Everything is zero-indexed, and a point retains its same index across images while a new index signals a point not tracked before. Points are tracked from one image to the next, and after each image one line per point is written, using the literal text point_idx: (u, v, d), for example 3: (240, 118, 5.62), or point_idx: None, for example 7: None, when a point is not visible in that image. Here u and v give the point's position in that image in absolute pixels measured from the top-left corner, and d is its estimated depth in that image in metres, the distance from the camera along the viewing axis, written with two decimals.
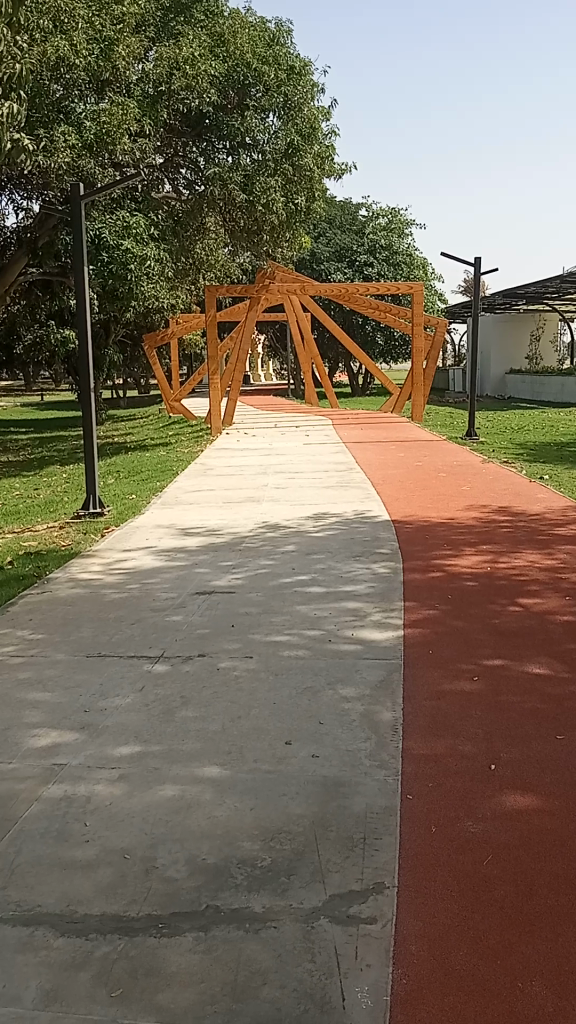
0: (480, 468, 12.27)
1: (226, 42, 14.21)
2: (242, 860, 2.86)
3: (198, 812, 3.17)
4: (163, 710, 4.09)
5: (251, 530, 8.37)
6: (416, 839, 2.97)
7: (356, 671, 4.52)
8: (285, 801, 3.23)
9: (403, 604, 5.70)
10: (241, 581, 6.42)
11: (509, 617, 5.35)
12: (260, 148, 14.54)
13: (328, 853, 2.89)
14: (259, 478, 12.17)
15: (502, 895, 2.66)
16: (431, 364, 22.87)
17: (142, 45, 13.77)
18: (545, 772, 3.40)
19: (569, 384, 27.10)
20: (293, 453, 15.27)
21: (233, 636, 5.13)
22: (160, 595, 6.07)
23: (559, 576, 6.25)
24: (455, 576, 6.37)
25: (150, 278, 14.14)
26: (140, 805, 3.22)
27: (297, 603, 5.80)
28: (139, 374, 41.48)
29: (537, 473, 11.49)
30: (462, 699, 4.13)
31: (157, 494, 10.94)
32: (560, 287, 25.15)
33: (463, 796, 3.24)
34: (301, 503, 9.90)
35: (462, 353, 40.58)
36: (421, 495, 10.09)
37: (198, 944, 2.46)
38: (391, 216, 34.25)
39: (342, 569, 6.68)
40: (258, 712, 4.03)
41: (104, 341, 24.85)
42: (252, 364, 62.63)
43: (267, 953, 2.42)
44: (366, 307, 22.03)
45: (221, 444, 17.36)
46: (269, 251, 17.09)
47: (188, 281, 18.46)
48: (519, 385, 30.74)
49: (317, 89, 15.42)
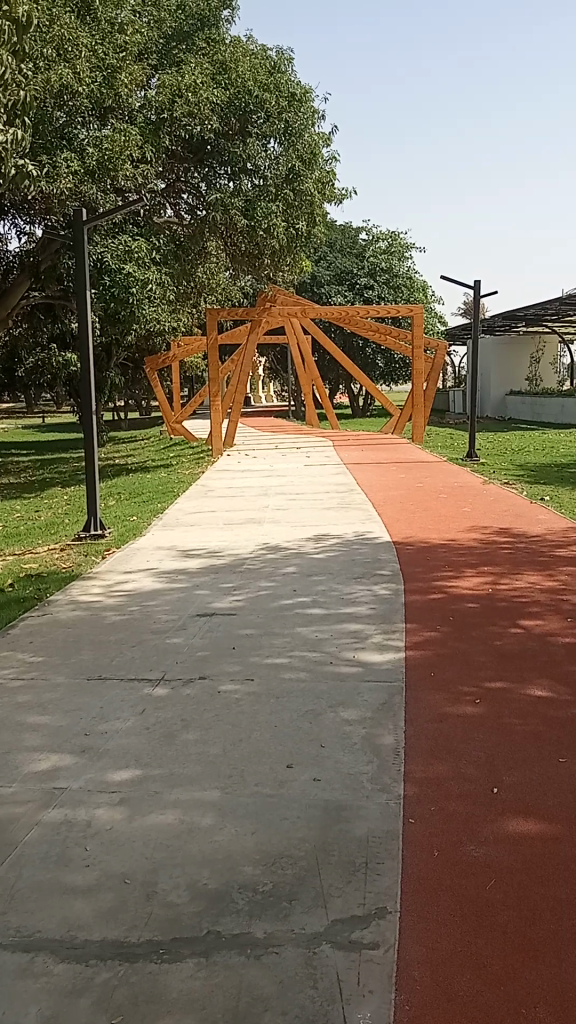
0: (481, 489, 12.34)
1: (227, 70, 14.31)
2: (244, 885, 2.84)
3: (198, 838, 3.15)
4: (164, 733, 4.08)
5: (252, 551, 8.39)
6: (419, 864, 2.95)
7: (358, 694, 4.51)
8: (287, 823, 3.22)
9: (404, 625, 5.72)
10: (241, 602, 6.43)
11: (509, 640, 5.34)
12: (261, 174, 14.76)
13: (330, 878, 2.88)
14: (260, 499, 12.20)
15: (506, 920, 2.64)
16: (432, 386, 23.01)
17: (144, 73, 13.99)
18: (548, 795, 3.40)
19: (568, 406, 27.21)
20: (293, 474, 15.31)
21: (234, 658, 5.14)
22: (160, 618, 6.07)
23: (560, 598, 6.25)
24: (456, 598, 6.38)
25: (152, 302, 14.25)
26: (140, 831, 3.20)
27: (297, 625, 5.80)
28: (139, 395, 41.83)
29: (538, 494, 11.48)
30: (464, 721, 4.12)
31: (157, 516, 10.95)
32: (560, 309, 25.42)
33: (465, 820, 3.22)
34: (300, 525, 9.89)
35: (462, 374, 40.85)
36: (422, 517, 10.07)
37: (199, 971, 2.45)
38: (391, 240, 34.56)
39: (343, 590, 6.69)
40: (259, 735, 4.02)
41: (105, 364, 25.32)
42: (252, 385, 62.72)
43: (269, 979, 2.40)
44: (367, 329, 22.07)
45: (224, 466, 17.51)
46: (270, 274, 17.23)
47: (189, 305, 18.60)
48: (519, 407, 30.87)
49: (318, 115, 15.62)
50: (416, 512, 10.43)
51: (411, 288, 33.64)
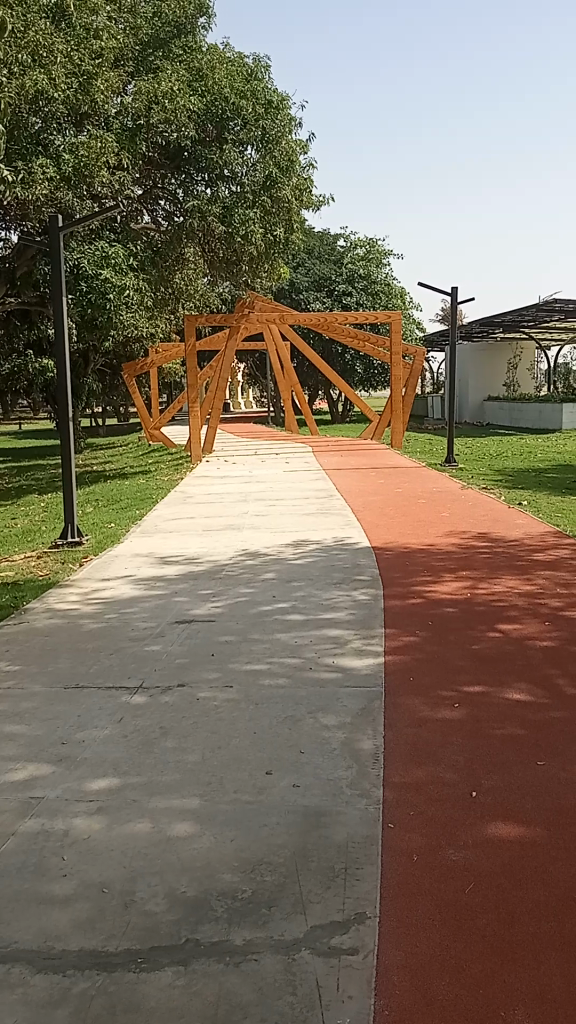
0: (458, 494, 12.39)
1: (204, 77, 14.39)
2: (223, 892, 2.84)
3: (178, 845, 3.14)
4: (142, 741, 4.05)
5: (231, 557, 8.36)
6: (397, 868, 2.95)
7: (337, 699, 4.51)
8: (265, 830, 3.22)
9: (383, 630, 5.73)
10: (220, 609, 6.41)
11: (488, 644, 5.36)
12: (238, 181, 14.86)
13: (309, 885, 2.87)
14: (239, 506, 12.18)
15: (485, 923, 2.65)
16: (410, 392, 23.14)
17: (121, 79, 13.95)
18: (526, 798, 3.42)
19: (546, 412, 27.45)
20: (272, 480, 15.31)
21: (212, 665, 5.12)
22: (138, 625, 6.04)
23: (538, 602, 6.29)
24: (435, 603, 6.39)
25: (129, 309, 14.23)
26: (118, 840, 3.18)
27: (276, 631, 5.79)
28: (117, 402, 41.67)
29: (517, 499, 11.56)
30: (442, 725, 4.13)
31: (135, 523, 10.89)
32: (537, 315, 25.63)
33: (444, 824, 3.24)
34: (279, 531, 9.89)
35: (441, 381, 41.09)
36: (401, 522, 10.08)
37: (178, 979, 2.44)
38: (369, 247, 34.70)
39: (322, 596, 6.69)
40: (238, 742, 4.01)
41: (82, 370, 25.18)
42: (231, 391, 62.67)
43: (249, 986, 2.39)
44: (345, 335, 22.13)
45: (202, 472, 17.46)
46: (248, 281, 17.26)
47: (168, 311, 18.56)
48: (497, 412, 31.02)
49: (295, 122, 15.65)
50: (395, 517, 10.46)
51: (389, 295, 33.77)
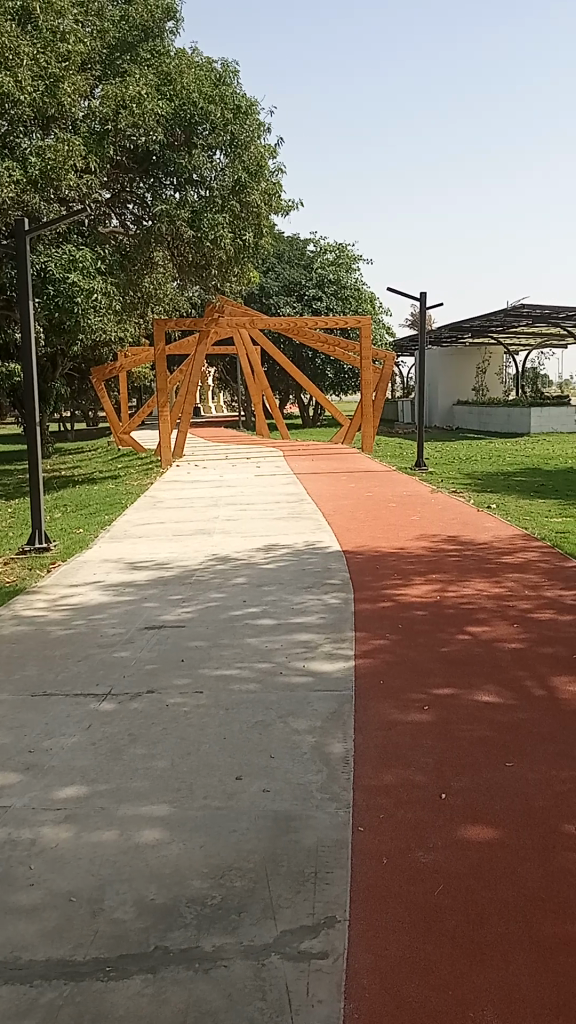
0: (428, 498, 12.46)
1: (172, 81, 14.33)
2: (192, 899, 2.82)
3: (147, 852, 3.12)
4: (111, 749, 4.03)
5: (201, 562, 8.35)
6: (367, 872, 2.96)
7: (308, 704, 4.52)
8: (235, 836, 3.21)
9: (353, 634, 5.75)
10: (190, 614, 6.39)
11: (457, 647, 5.40)
12: (207, 184, 14.82)
13: (279, 889, 2.87)
14: (209, 510, 12.15)
15: (454, 925, 2.67)
16: (381, 396, 23.25)
17: (88, 83, 13.91)
18: (495, 800, 3.44)
19: (515, 415, 27.72)
20: (243, 485, 15.31)
21: (182, 670, 5.10)
22: (107, 631, 6.00)
23: (507, 604, 6.35)
24: (405, 606, 6.43)
25: (98, 312, 14.17)
26: (86, 848, 3.15)
27: (247, 635, 5.79)
28: (86, 407, 41.41)
29: (486, 502, 11.68)
30: (412, 728, 4.15)
31: (104, 528, 10.83)
32: (504, 321, 25.93)
33: (413, 826, 3.25)
34: (249, 535, 9.88)
35: (411, 385, 41.34)
36: (372, 526, 10.13)
37: (147, 987, 2.42)
38: (339, 252, 34.85)
39: (293, 600, 6.70)
40: (208, 748, 3.99)
41: (50, 374, 25.00)
42: (201, 395, 62.53)
43: (218, 993, 2.38)
44: (316, 340, 22.20)
45: (173, 477, 17.38)
46: (218, 285, 17.24)
47: (137, 316, 18.47)
48: (466, 416, 31.27)
49: (264, 128, 15.70)
50: (365, 521, 10.50)
51: (359, 300, 33.93)
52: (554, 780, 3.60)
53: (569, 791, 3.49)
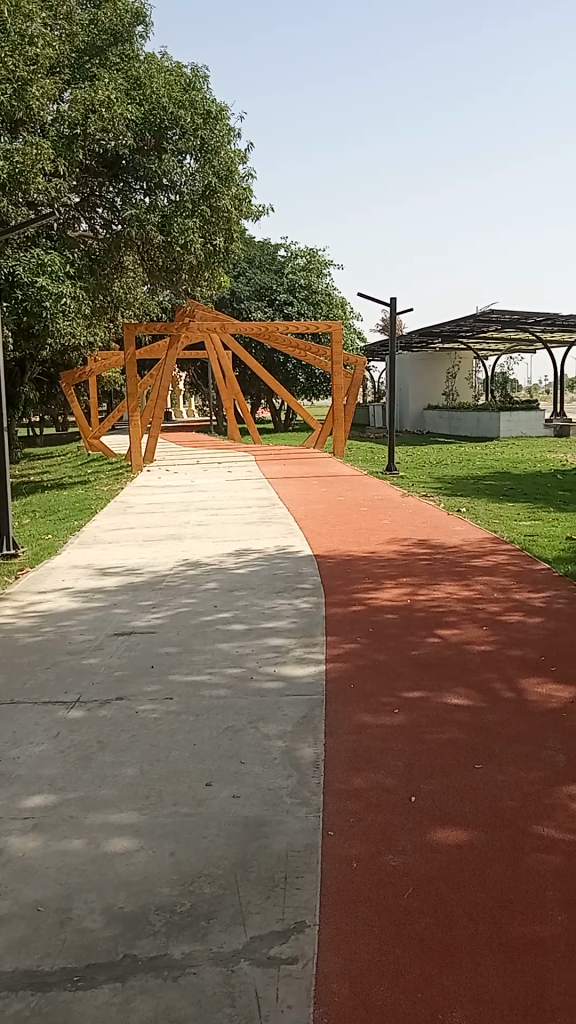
0: (399, 502, 12.54)
1: (142, 86, 14.30)
2: (161, 906, 2.81)
3: (116, 861, 3.10)
4: (79, 756, 4.00)
5: (172, 568, 8.32)
6: (337, 877, 2.96)
7: (278, 708, 4.52)
8: (205, 842, 3.20)
9: (324, 638, 5.76)
10: (160, 620, 6.37)
11: (427, 650, 5.43)
12: (177, 189, 14.79)
13: (249, 895, 2.86)
14: (181, 515, 12.11)
15: (423, 927, 2.68)
16: (352, 400, 23.36)
17: (56, 86, 13.72)
18: (464, 802, 3.46)
19: (484, 420, 27.97)
20: (215, 490, 15.28)
21: (152, 677, 5.08)
22: (76, 638, 5.96)
23: (476, 607, 6.41)
24: (375, 610, 6.45)
25: (66, 317, 14.11)
26: (54, 858, 3.12)
27: (218, 641, 5.78)
28: (56, 411, 41.08)
29: (456, 506, 11.77)
30: (382, 732, 4.17)
31: (74, 533, 10.75)
32: (473, 326, 26.15)
33: (383, 830, 3.27)
34: (220, 540, 9.86)
35: (381, 390, 41.56)
36: (343, 530, 10.16)
37: (115, 996, 2.40)
38: (310, 257, 34.94)
39: (264, 605, 6.70)
40: (177, 754, 3.98)
41: (19, 379, 24.78)
42: (172, 399, 62.37)
43: (187, 1000, 2.38)
44: (287, 345, 22.26)
45: (143, 482, 17.29)
46: (189, 289, 17.21)
47: (106, 320, 18.39)
48: (436, 421, 31.47)
49: (234, 133, 15.74)
50: (336, 526, 10.53)
51: (330, 305, 34.05)
52: (522, 781, 3.64)
53: (536, 792, 3.53)
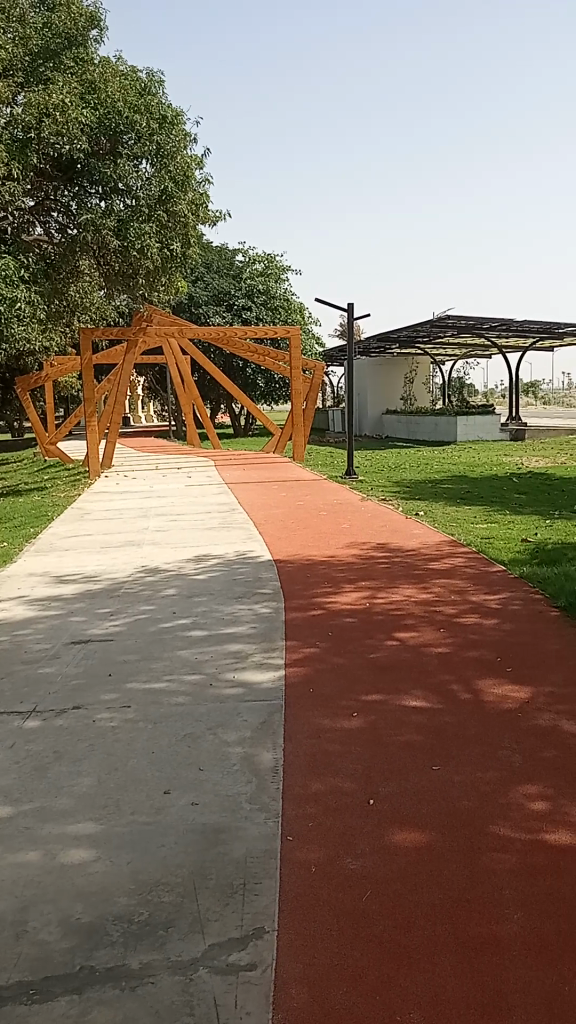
0: (358, 506, 12.60)
1: (96, 89, 14.13)
2: (119, 916, 2.79)
3: (73, 871, 3.07)
4: (36, 768, 3.94)
5: (130, 575, 8.25)
6: (296, 882, 2.97)
7: (237, 715, 4.51)
8: (164, 850, 3.19)
9: (284, 643, 5.76)
10: (118, 628, 6.31)
11: (385, 653, 5.46)
12: (133, 193, 14.80)
13: (207, 903, 2.86)
14: (140, 522, 12.02)
15: (381, 929, 2.70)
16: (310, 405, 23.45)
17: (9, 88, 13.22)
18: (422, 804, 3.49)
19: (442, 424, 28.23)
20: (174, 495, 15.18)
21: (110, 685, 5.03)
22: (32, 647, 5.88)
23: (434, 610, 6.47)
24: (334, 614, 6.48)
25: (21, 322, 14.02)
26: (9, 870, 3.08)
27: (176, 648, 5.75)
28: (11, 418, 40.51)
29: (414, 509, 11.88)
30: (341, 735, 4.18)
31: (30, 541, 10.61)
32: (430, 332, 26.41)
33: (342, 833, 3.28)
34: (179, 546, 9.81)
35: (340, 394, 41.71)
36: (302, 535, 10.19)
37: (72, 1008, 2.38)
38: (268, 262, 34.99)
39: (223, 611, 6.68)
40: (136, 763, 3.95)
41: None
42: (131, 405, 61.94)
43: (146, 1011, 2.36)
44: (245, 350, 22.27)
45: (101, 488, 17.11)
46: (146, 294, 17.11)
47: (62, 325, 18.14)
48: (395, 425, 31.68)
49: (190, 138, 15.71)
50: (296, 530, 10.54)
51: (288, 310, 34.13)
52: (478, 781, 3.68)
53: (492, 792, 3.58)
